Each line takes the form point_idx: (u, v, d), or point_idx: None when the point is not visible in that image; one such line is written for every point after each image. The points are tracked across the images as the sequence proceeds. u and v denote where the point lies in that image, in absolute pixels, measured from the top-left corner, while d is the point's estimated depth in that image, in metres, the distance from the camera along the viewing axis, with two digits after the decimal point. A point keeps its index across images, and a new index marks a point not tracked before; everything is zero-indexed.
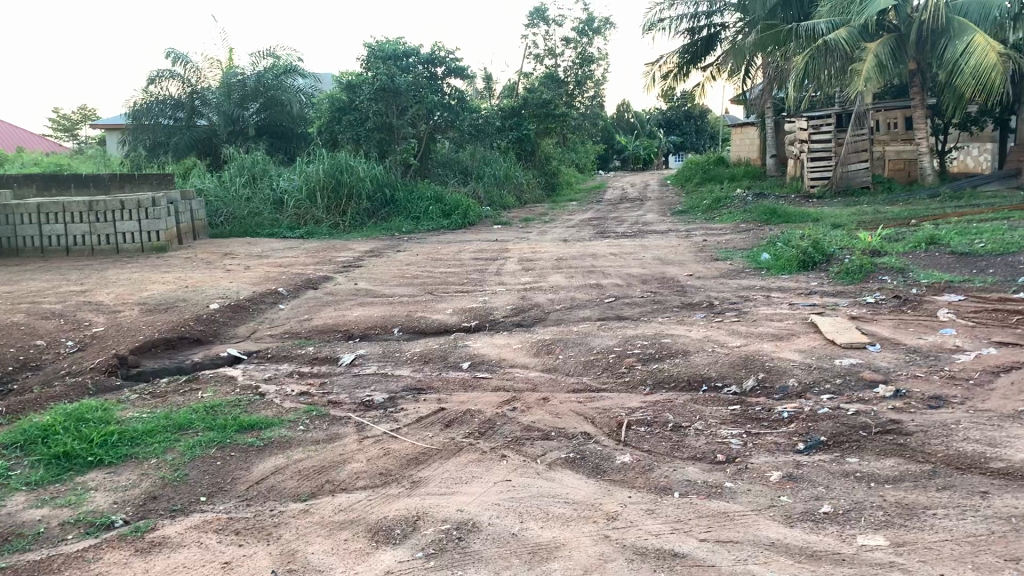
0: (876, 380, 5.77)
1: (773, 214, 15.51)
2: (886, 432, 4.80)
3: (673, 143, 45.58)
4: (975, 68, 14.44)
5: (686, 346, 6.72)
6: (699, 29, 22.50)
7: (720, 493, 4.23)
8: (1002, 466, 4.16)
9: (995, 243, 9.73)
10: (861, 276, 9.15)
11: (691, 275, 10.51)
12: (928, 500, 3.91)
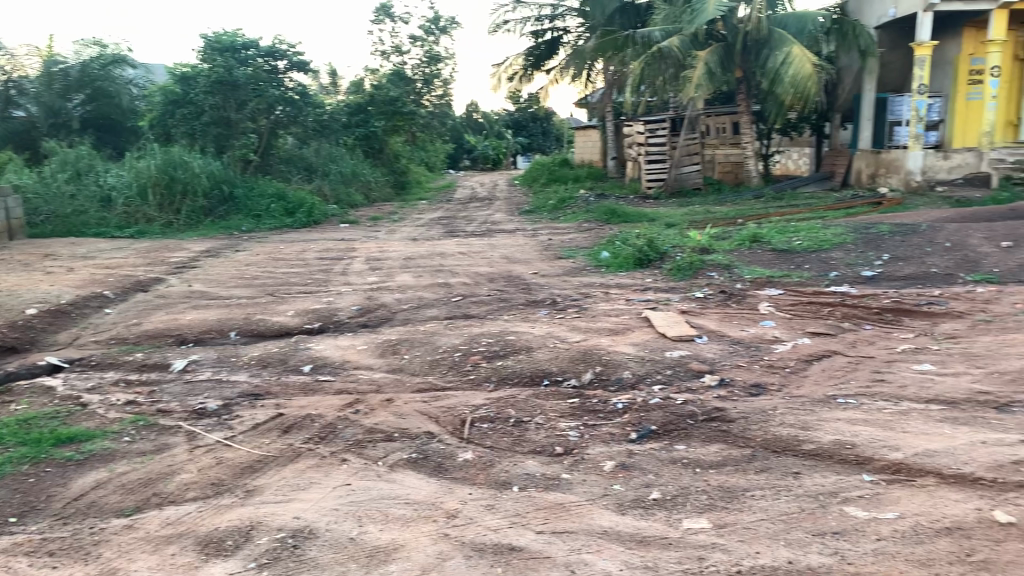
0: (703, 371, 6.08)
1: (613, 214, 16.04)
2: (711, 419, 5.06)
3: (521, 144, 46.28)
4: (794, 77, 15.47)
5: (528, 343, 6.83)
6: (543, 32, 22.92)
7: (557, 484, 4.34)
8: (812, 447, 4.48)
9: (810, 240, 10.46)
10: (692, 272, 9.61)
11: (536, 273, 10.70)
12: (747, 482, 4.15)
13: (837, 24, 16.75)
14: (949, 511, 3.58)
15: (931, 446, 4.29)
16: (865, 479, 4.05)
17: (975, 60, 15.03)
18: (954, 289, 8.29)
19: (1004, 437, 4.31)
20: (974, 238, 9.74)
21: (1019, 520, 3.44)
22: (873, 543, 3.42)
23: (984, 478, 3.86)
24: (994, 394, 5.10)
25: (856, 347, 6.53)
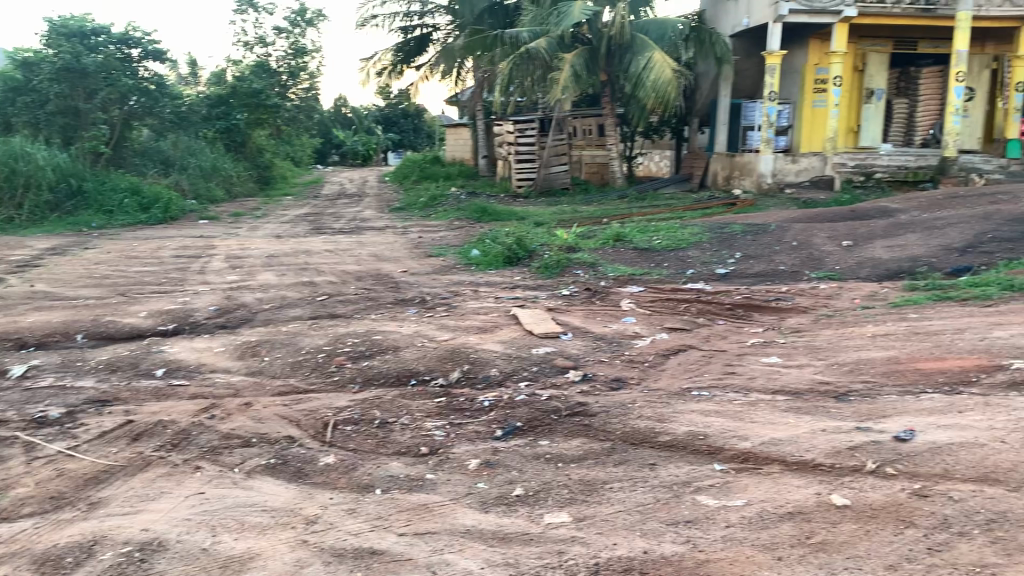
0: (568, 367, 6.19)
1: (483, 212, 16.10)
2: (574, 414, 5.15)
3: (392, 140, 45.75)
4: (655, 82, 15.99)
5: (395, 342, 6.76)
6: (411, 29, 22.80)
7: (421, 485, 4.31)
8: (668, 439, 4.63)
9: (670, 239, 10.83)
10: (559, 270, 9.76)
11: (404, 271, 10.62)
12: (607, 475, 4.26)
13: (695, 32, 17.35)
14: (791, 496, 3.79)
15: (776, 434, 4.52)
16: (717, 468, 4.22)
17: (820, 70, 15.97)
18: (800, 285, 8.79)
19: (841, 424, 4.60)
20: (818, 237, 10.36)
21: (852, 502, 3.67)
22: (723, 529, 3.57)
23: (823, 464, 4.10)
24: (834, 383, 5.43)
25: (710, 341, 6.81)
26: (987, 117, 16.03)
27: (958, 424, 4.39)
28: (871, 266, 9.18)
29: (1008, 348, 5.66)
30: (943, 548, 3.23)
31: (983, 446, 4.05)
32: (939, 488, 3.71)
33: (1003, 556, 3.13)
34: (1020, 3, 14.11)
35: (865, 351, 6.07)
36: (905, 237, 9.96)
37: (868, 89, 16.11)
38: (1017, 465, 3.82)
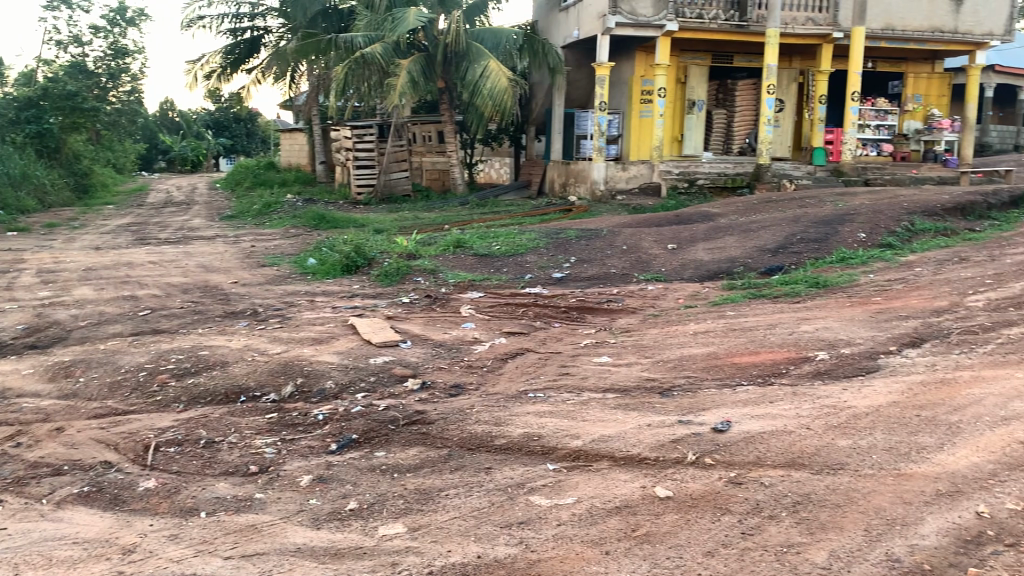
0: (407, 375, 6.15)
1: (321, 220, 15.75)
2: (412, 423, 5.11)
3: (223, 145, 43.86)
4: (491, 89, 16.20)
5: (224, 357, 6.48)
6: (241, 31, 22.07)
7: (249, 506, 4.15)
8: (503, 442, 4.69)
9: (508, 245, 11.00)
10: (399, 278, 9.68)
11: (236, 282, 10.22)
12: (442, 482, 4.25)
13: (528, 42, 17.71)
14: (619, 491, 3.92)
15: (606, 432, 4.67)
16: (549, 468, 4.31)
17: (645, 81, 16.71)
18: (630, 287, 9.15)
19: (665, 419, 4.81)
20: (646, 241, 10.83)
21: (675, 493, 3.85)
22: (554, 528, 3.65)
23: (648, 457, 4.28)
24: (659, 379, 5.69)
25: (545, 344, 6.96)
26: (796, 126, 17.31)
27: (769, 414, 4.70)
28: (694, 267, 9.69)
29: (813, 340, 6.13)
30: (756, 531, 3.44)
31: (790, 433, 4.35)
32: (752, 475, 3.95)
33: (807, 535, 3.36)
34: (821, 23, 15.25)
35: (688, 348, 6.39)
36: (724, 239, 10.59)
37: (689, 100, 16.99)
38: (820, 449, 4.13)
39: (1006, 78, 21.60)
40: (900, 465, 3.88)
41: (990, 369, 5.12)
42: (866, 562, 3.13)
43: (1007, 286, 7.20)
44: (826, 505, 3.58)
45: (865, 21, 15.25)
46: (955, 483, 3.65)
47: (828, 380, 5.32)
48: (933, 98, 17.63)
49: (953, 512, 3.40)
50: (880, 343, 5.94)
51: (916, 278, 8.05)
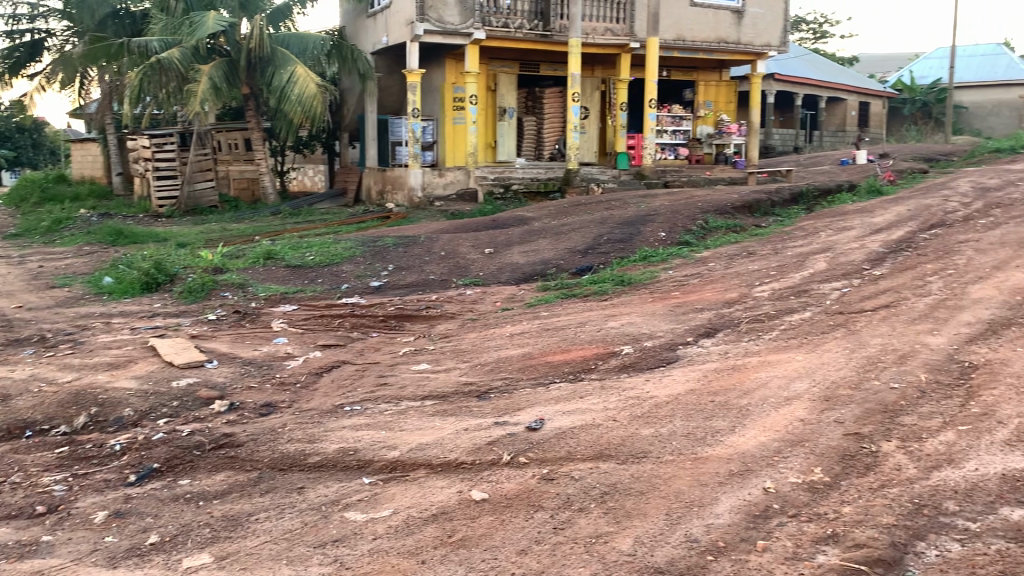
0: (213, 397, 5.85)
1: (119, 235, 14.73)
2: (219, 447, 4.88)
3: (5, 157, 39.95)
4: (299, 95, 15.79)
5: (5, 391, 5.90)
6: (20, 33, 20.23)
7: (34, 551, 3.79)
8: (318, 459, 4.57)
9: (322, 255, 10.74)
10: (204, 294, 9.21)
11: (20, 307, 9.35)
12: (252, 506, 4.08)
13: (336, 48, 17.40)
14: (435, 498, 3.91)
15: (423, 440, 4.65)
16: (365, 482, 4.23)
17: (456, 88, 16.86)
18: (448, 292, 9.19)
19: (481, 421, 4.86)
20: (463, 246, 10.91)
21: (489, 494, 3.89)
22: (369, 542, 3.59)
23: (464, 462, 4.29)
24: (476, 383, 5.73)
25: (362, 355, 6.86)
26: (601, 132, 18.06)
27: (578, 409, 4.86)
28: (509, 271, 9.86)
29: (620, 335, 6.40)
30: (567, 525, 3.53)
31: (598, 426, 4.52)
32: (562, 470, 4.06)
33: (613, 524, 3.49)
34: (619, 33, 15.92)
35: (503, 350, 6.49)
36: (537, 242, 10.86)
37: (500, 107, 17.29)
38: (625, 440, 4.32)
39: (784, 86, 23.56)
40: (698, 450, 4.12)
41: (775, 354, 5.56)
42: (667, 545, 3.28)
43: (789, 276, 7.84)
44: (631, 493, 3.74)
45: (659, 32, 16.12)
46: (745, 463, 3.92)
47: (634, 372, 5.57)
48: (722, 104, 19.00)
49: (744, 490, 3.65)
50: (680, 335, 6.29)
51: (710, 272, 8.60)
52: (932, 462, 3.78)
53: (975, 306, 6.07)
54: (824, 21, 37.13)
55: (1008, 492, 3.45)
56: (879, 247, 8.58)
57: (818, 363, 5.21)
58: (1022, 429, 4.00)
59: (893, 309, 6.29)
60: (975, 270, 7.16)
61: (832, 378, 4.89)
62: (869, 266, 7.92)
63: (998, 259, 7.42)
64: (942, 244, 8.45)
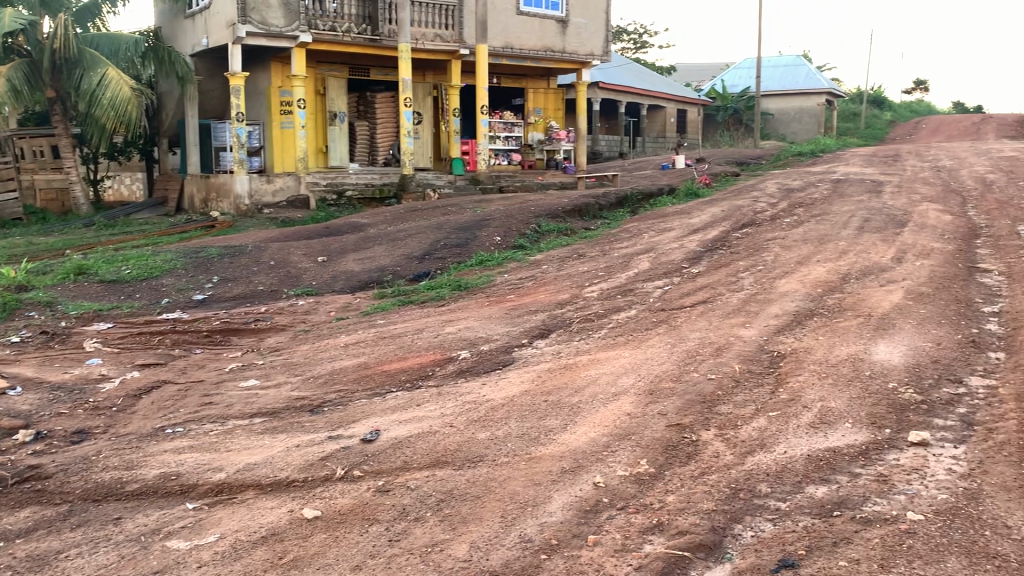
0: (16, 427, 5.35)
1: None
2: (23, 481, 4.47)
3: None
4: (112, 99, 14.82)
5: None
6: None
7: None
8: (137, 487, 4.29)
9: (141, 268, 10.12)
10: (6, 314, 8.43)
11: None
12: (62, 544, 3.77)
13: (152, 50, 16.49)
14: (265, 520, 3.76)
15: (251, 459, 4.47)
16: (189, 508, 4.01)
17: (283, 92, 16.38)
18: (279, 304, 8.89)
19: (314, 437, 4.72)
20: (294, 255, 10.60)
21: (323, 511, 3.78)
22: (193, 571, 3.40)
23: (296, 480, 4.15)
24: (309, 398, 5.56)
25: (186, 373, 6.51)
26: (434, 137, 18.07)
27: (414, 418, 4.82)
28: (344, 279, 9.67)
29: (456, 341, 6.42)
30: (402, 536, 3.48)
31: (434, 433, 4.50)
32: (398, 481, 4.00)
33: (449, 531, 3.48)
34: (449, 39, 15.96)
35: (338, 361, 6.35)
36: (371, 249, 10.71)
37: (331, 112, 16.95)
38: (461, 445, 4.32)
39: (608, 94, 24.46)
40: (531, 450, 4.19)
41: (604, 351, 5.75)
42: (503, 547, 3.31)
43: (616, 277, 8.13)
44: (466, 498, 3.74)
45: (487, 39, 16.32)
46: (576, 459, 4.02)
47: (471, 377, 5.59)
48: (551, 111, 19.51)
49: (575, 487, 3.74)
50: (513, 338, 6.37)
51: (543, 275, 8.79)
52: (746, 447, 4.02)
53: (782, 300, 6.52)
54: (644, 31, 38.87)
55: (814, 471, 3.73)
56: (697, 246, 9.06)
57: (644, 359, 5.42)
58: (824, 411, 4.33)
59: (710, 305, 6.65)
60: (782, 266, 7.69)
61: (656, 372, 5.11)
62: (689, 265, 8.34)
63: (802, 255, 8.00)
64: (753, 242, 9.03)
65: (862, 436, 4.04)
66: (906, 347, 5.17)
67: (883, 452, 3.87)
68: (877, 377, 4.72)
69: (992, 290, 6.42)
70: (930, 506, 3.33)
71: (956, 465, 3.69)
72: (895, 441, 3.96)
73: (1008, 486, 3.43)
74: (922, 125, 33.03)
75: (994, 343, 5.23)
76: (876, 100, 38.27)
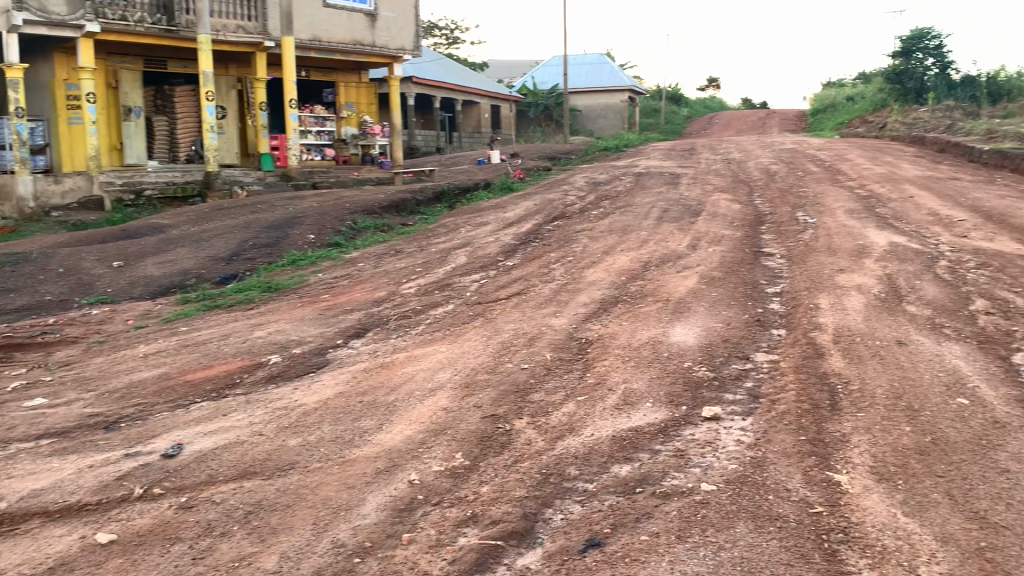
0: None
1: None
2: None
3: None
4: None
5: None
6: None
7: None
8: None
9: None
10: None
11: None
12: None
13: None
14: (52, 550, 3.47)
15: (37, 485, 4.11)
16: None
17: (69, 86, 15.20)
18: (69, 315, 8.22)
19: (109, 456, 4.41)
20: (86, 261, 9.84)
21: (119, 534, 3.54)
22: None
23: (88, 504, 3.86)
24: (104, 414, 5.18)
25: None
26: (241, 133, 17.36)
27: (222, 428, 4.61)
28: (143, 285, 9.09)
29: (266, 345, 6.19)
30: (207, 554, 3.32)
31: (241, 444, 4.32)
32: (203, 496, 3.81)
33: (257, 543, 3.36)
34: (252, 31, 15.33)
35: (136, 372, 5.96)
36: (174, 252, 10.14)
37: (124, 106, 15.91)
38: (271, 453, 4.18)
39: (422, 89, 24.45)
40: (345, 453, 4.11)
41: (419, 348, 5.74)
42: (314, 555, 3.23)
43: (433, 272, 8.14)
44: (277, 508, 3.62)
45: (293, 32, 15.83)
46: (391, 459, 3.99)
47: (282, 382, 5.40)
48: (363, 106, 19.25)
49: (389, 487, 3.71)
50: (328, 338, 6.24)
51: (358, 273, 8.65)
52: (556, 432, 4.14)
53: (590, 288, 6.78)
54: (455, 26, 39.05)
55: (618, 450, 3.90)
56: (511, 240, 9.24)
57: (460, 354, 5.46)
58: (627, 393, 4.54)
59: (523, 297, 6.80)
60: (590, 256, 7.99)
61: (471, 365, 5.17)
62: (503, 258, 8.49)
63: (608, 245, 8.35)
64: (563, 234, 9.32)
65: (661, 414, 4.27)
66: (701, 328, 5.50)
67: (680, 428, 4.11)
68: (674, 357, 5.01)
69: (774, 272, 6.97)
70: (721, 476, 3.58)
71: (744, 437, 3.97)
72: (691, 417, 4.22)
73: (788, 452, 3.74)
74: (716, 120, 35.34)
75: (776, 321, 5.69)
76: (674, 97, 40.53)
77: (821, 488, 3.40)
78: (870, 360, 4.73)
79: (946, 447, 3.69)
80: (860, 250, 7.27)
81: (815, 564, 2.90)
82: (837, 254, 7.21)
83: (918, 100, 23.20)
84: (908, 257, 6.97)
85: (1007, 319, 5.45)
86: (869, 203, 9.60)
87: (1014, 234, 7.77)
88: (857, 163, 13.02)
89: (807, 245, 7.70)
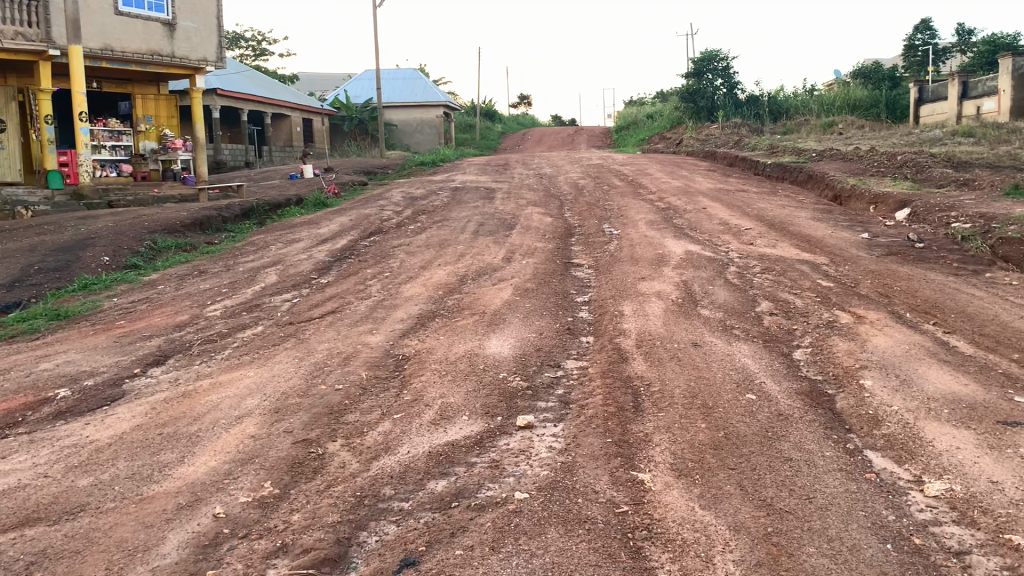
0: None
1: None
2: None
3: None
4: None
5: None
6: None
7: None
8: None
9: None
10: None
11: None
12: None
13: None
14: None
15: None
16: None
17: None
18: None
19: None
20: None
21: None
22: None
23: None
24: None
25: None
26: (23, 148, 16.00)
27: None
28: None
29: (53, 378, 5.71)
30: None
31: (23, 488, 3.95)
32: None
33: None
34: (34, 39, 14.10)
35: None
36: None
37: None
38: (58, 496, 3.85)
39: (228, 101, 23.54)
40: (142, 490, 3.85)
41: (227, 373, 5.49)
42: None
43: (241, 292, 7.83)
44: (64, 555, 3.33)
45: (81, 40, 14.72)
46: (193, 493, 3.78)
47: (72, 418, 4.98)
48: (163, 119, 18.28)
49: (192, 522, 3.51)
50: (124, 368, 5.83)
51: (159, 296, 8.16)
52: (371, 453, 4.08)
53: (406, 304, 6.75)
54: (264, 39, 37.94)
55: (433, 466, 3.90)
56: (325, 257, 9.05)
57: (270, 378, 5.26)
58: (444, 408, 4.55)
59: (338, 315, 6.67)
60: (406, 271, 7.98)
61: (282, 390, 4.99)
62: (316, 275, 8.30)
63: (424, 260, 8.35)
64: (379, 250, 9.22)
65: (477, 426, 4.31)
66: (514, 340, 5.60)
67: (495, 439, 4.16)
68: (489, 369, 5.08)
69: (583, 282, 7.23)
70: (534, 484, 3.65)
71: (556, 442, 4.08)
72: (505, 427, 4.28)
73: (596, 454, 3.88)
74: (529, 136, 36.35)
75: (585, 328, 5.90)
76: (488, 113, 41.35)
77: (627, 488, 3.55)
78: (669, 362, 5.00)
79: (737, 441, 3.95)
80: (659, 259, 7.68)
81: (620, 563, 3.02)
82: (639, 263, 7.59)
83: (709, 117, 24.99)
84: (702, 265, 7.44)
85: (788, 319, 5.94)
86: (667, 214, 10.19)
87: (793, 241, 8.50)
88: (657, 177, 13.79)
89: (613, 256, 8.06)
